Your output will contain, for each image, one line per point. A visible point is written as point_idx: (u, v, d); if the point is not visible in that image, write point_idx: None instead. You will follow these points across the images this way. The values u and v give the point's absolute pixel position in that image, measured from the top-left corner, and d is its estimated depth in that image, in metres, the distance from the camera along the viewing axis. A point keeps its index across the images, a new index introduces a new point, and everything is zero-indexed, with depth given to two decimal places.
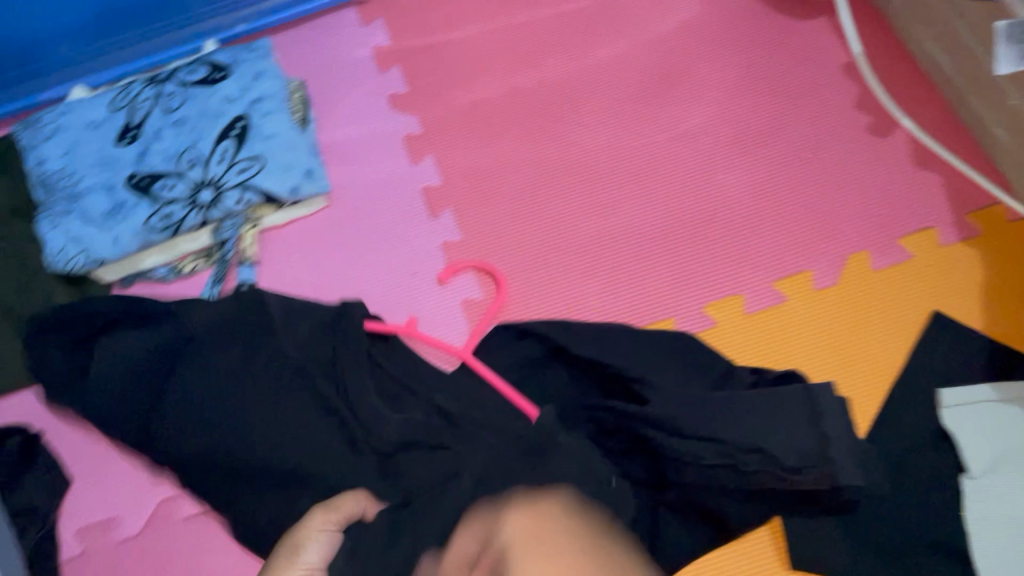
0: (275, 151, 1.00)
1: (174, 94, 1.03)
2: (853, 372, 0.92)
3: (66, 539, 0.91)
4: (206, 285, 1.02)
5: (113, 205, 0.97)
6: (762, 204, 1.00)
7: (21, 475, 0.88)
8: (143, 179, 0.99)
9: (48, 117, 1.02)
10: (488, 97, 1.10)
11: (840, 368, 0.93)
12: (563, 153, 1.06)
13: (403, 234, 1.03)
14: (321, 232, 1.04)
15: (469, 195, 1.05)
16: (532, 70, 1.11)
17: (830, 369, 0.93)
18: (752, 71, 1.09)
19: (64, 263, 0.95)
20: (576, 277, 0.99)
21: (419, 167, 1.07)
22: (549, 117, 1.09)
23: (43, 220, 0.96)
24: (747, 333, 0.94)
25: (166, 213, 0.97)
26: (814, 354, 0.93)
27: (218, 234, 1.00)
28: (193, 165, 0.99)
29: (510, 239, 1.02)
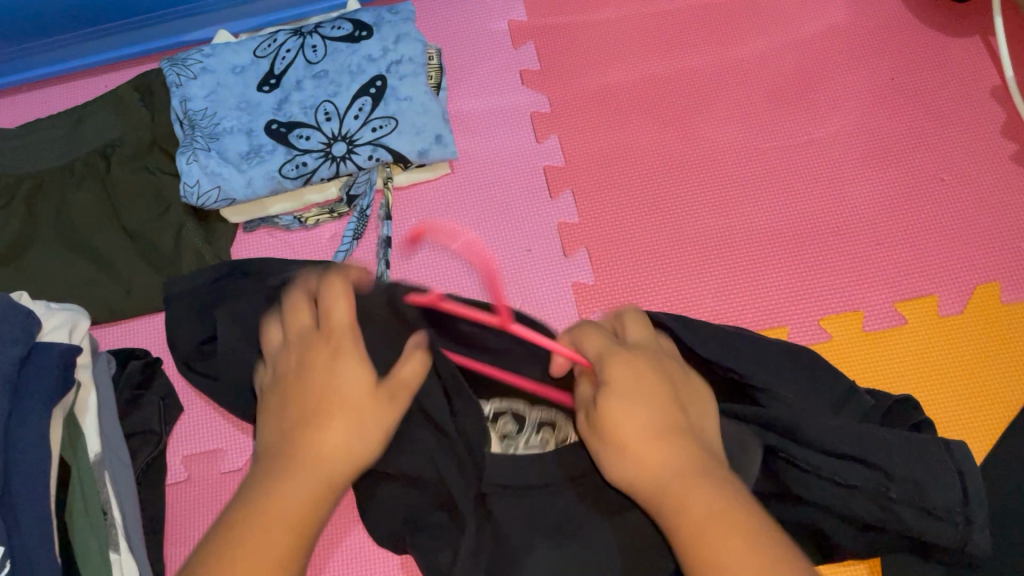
0: (409, 114, 1.02)
1: (318, 47, 1.06)
2: (969, 407, 0.90)
3: (172, 463, 0.95)
4: (327, 238, 1.04)
5: (250, 148, 1.01)
6: (889, 223, 0.99)
7: (139, 396, 0.92)
8: (280, 126, 1.02)
9: (195, 56, 1.05)
10: (619, 82, 1.10)
11: (958, 401, 0.90)
12: (691, 148, 1.05)
13: (520, 211, 1.03)
14: (442, 199, 1.05)
15: (591, 178, 1.04)
16: (666, 59, 1.10)
17: (950, 397, 0.90)
18: (893, 85, 1.06)
19: (198, 198, 0.98)
20: (692, 273, 0.98)
21: (545, 145, 1.07)
22: (679, 109, 1.07)
23: (183, 154, 0.99)
24: (867, 352, 0.92)
25: (300, 161, 1.01)
26: (934, 382, 0.91)
27: (348, 188, 1.03)
28: (330, 118, 1.02)
29: (627, 227, 1.01)
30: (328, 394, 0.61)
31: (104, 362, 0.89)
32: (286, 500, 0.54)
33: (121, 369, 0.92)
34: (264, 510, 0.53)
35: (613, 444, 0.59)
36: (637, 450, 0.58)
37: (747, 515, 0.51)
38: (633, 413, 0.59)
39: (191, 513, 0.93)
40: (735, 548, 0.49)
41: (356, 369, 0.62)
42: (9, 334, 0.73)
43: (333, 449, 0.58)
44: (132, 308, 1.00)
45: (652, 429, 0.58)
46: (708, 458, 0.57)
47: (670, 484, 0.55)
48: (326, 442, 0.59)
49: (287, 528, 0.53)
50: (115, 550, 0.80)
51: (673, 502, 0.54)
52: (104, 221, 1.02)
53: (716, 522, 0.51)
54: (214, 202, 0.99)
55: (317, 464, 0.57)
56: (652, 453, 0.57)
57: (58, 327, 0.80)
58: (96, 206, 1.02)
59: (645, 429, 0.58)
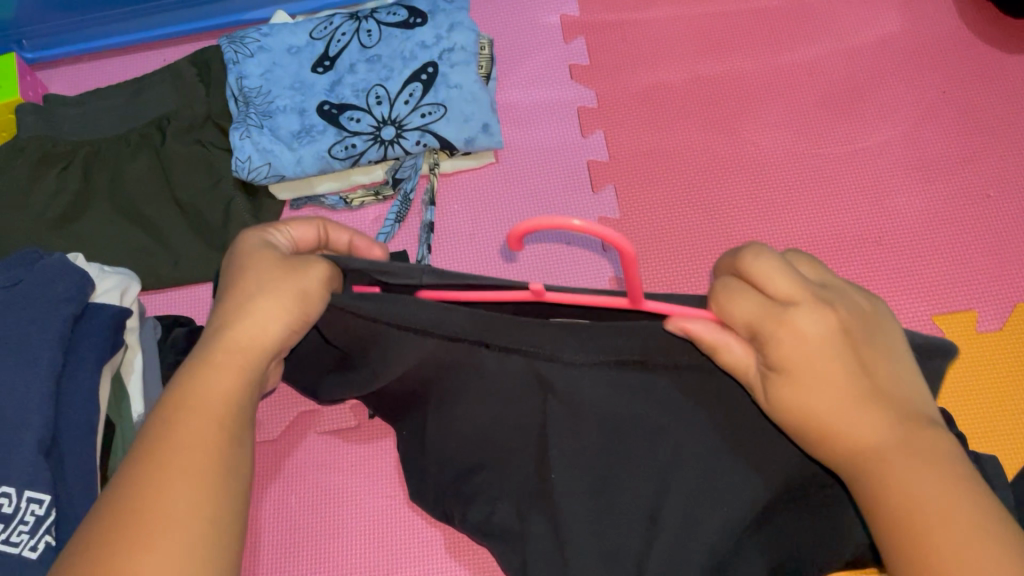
0: (459, 101, 1.03)
1: (372, 31, 1.07)
2: (1002, 424, 0.89)
3: None
4: (371, 219, 1.07)
5: (302, 128, 1.03)
6: (933, 236, 0.98)
7: (182, 361, 0.94)
8: (331, 108, 1.04)
9: (253, 35, 1.08)
10: (668, 81, 1.10)
11: (991, 418, 0.89)
12: (736, 150, 1.05)
13: (563, 204, 1.04)
14: (486, 188, 1.07)
15: (635, 175, 1.05)
16: (716, 61, 1.11)
17: (985, 414, 0.90)
18: (945, 98, 1.05)
19: (249, 172, 1.01)
20: None
21: (590, 140, 1.08)
22: (727, 111, 1.08)
23: (236, 130, 1.02)
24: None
25: (349, 143, 1.03)
26: (969, 397, 0.90)
27: (394, 172, 1.05)
28: (381, 102, 1.04)
29: (668, 226, 1.02)
30: (256, 283, 0.60)
31: (150, 328, 0.92)
32: (206, 397, 0.56)
33: (166, 335, 0.95)
34: (171, 415, 0.55)
35: (800, 426, 0.56)
36: (839, 428, 0.55)
37: (941, 437, 0.54)
38: (804, 326, 0.55)
39: None
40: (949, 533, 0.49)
41: (296, 270, 0.61)
42: (63, 293, 0.75)
43: (250, 334, 0.59)
44: (181, 277, 1.03)
45: (833, 349, 0.56)
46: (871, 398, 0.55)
47: (823, 418, 0.55)
48: (198, 406, 0.56)
49: (220, 424, 0.55)
50: None
51: (878, 469, 0.53)
52: (157, 191, 1.04)
53: (918, 474, 0.52)
54: (264, 178, 1.02)
55: (239, 347, 0.59)
56: (842, 394, 0.55)
57: (110, 290, 0.82)
58: (150, 176, 1.05)
59: (831, 376, 0.55)
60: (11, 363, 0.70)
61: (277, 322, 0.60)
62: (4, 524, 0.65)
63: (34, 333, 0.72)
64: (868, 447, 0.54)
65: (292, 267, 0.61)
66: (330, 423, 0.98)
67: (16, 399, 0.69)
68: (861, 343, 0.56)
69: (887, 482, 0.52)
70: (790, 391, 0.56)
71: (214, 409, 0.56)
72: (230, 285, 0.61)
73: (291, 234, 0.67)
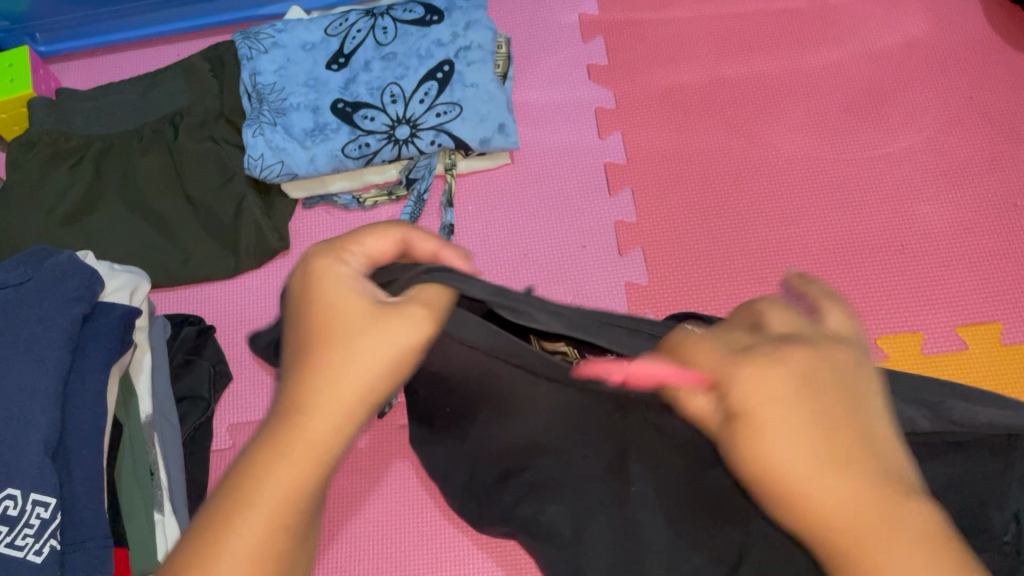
0: (474, 100, 1.01)
1: (388, 29, 1.06)
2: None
3: (219, 430, 0.97)
4: (383, 220, 1.06)
5: (315, 126, 1.02)
6: (957, 245, 0.96)
7: (191, 361, 0.94)
8: (345, 106, 1.02)
9: (267, 31, 1.07)
10: (687, 83, 1.08)
11: None
12: (757, 154, 1.03)
13: (579, 206, 1.03)
14: (501, 189, 1.05)
15: (653, 178, 1.03)
16: (737, 63, 1.09)
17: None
18: (970, 104, 1.03)
19: (261, 170, 1.00)
20: (749, 281, 0.97)
21: (607, 142, 1.06)
22: (748, 114, 1.06)
23: (249, 127, 1.01)
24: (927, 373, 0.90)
25: (363, 142, 1.01)
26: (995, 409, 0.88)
27: (407, 172, 1.04)
28: (395, 100, 1.02)
29: (686, 230, 1.00)
30: (349, 338, 0.45)
31: (161, 327, 0.91)
32: (277, 494, 0.42)
33: (175, 335, 0.94)
34: (256, 482, 0.42)
35: (756, 474, 0.42)
36: (806, 486, 0.40)
37: (925, 507, 0.40)
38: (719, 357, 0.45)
39: None
40: None
41: (394, 324, 0.45)
42: (72, 292, 0.74)
43: (349, 395, 0.44)
44: (191, 275, 1.02)
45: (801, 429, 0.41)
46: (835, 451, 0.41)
47: (787, 475, 0.41)
48: (279, 458, 0.42)
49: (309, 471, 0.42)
50: (158, 511, 0.81)
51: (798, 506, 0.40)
52: (169, 188, 1.03)
53: (836, 487, 0.40)
54: (276, 176, 1.00)
55: (315, 441, 0.43)
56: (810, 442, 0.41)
57: (119, 289, 0.82)
58: (162, 172, 1.04)
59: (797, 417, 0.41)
60: (19, 362, 0.69)
61: (366, 390, 0.45)
62: (8, 526, 0.64)
63: (42, 332, 0.71)
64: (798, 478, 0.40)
65: (390, 315, 0.45)
66: None
67: (23, 399, 0.67)
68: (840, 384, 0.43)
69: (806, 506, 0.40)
70: (748, 406, 0.42)
71: (285, 496, 0.42)
72: (311, 334, 0.46)
73: (362, 248, 0.49)
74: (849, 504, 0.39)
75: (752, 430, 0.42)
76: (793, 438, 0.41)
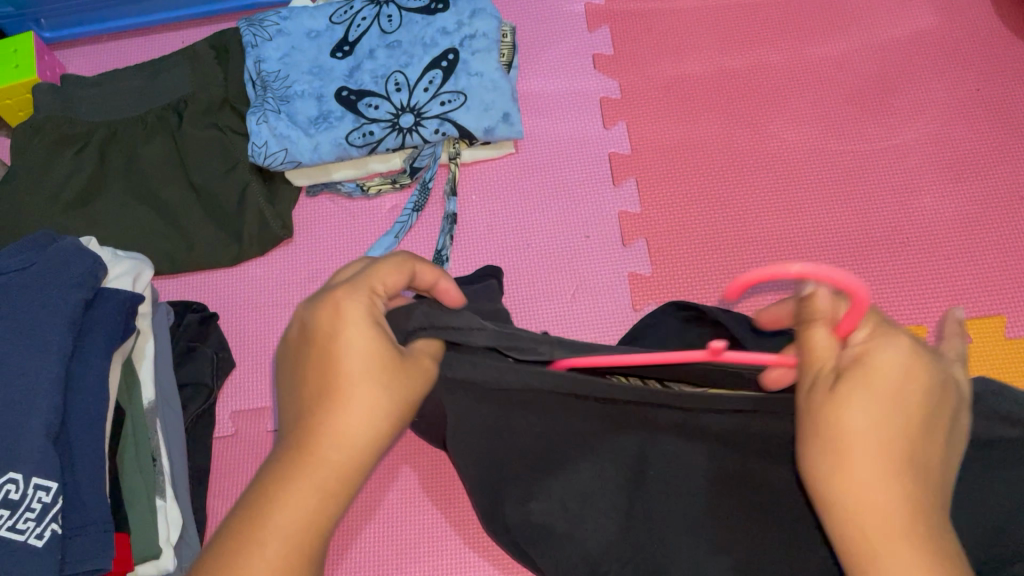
0: (479, 89, 1.01)
1: (393, 17, 1.06)
2: None
3: (221, 418, 0.97)
4: (388, 209, 1.06)
5: (320, 114, 1.02)
6: (962, 238, 0.96)
7: (194, 349, 0.94)
8: (350, 94, 1.02)
9: (272, 18, 1.06)
10: (693, 73, 1.08)
11: None
12: (762, 145, 1.03)
13: (582, 196, 1.02)
14: (505, 178, 1.05)
15: (657, 168, 1.03)
16: (742, 53, 1.08)
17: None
18: (977, 95, 1.02)
19: (265, 158, 1.00)
20: (753, 272, 0.96)
21: (612, 132, 1.05)
22: (753, 104, 1.05)
23: (253, 114, 1.00)
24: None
25: (367, 130, 1.01)
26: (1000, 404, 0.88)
27: (411, 161, 1.04)
28: (400, 88, 1.02)
29: (690, 221, 1.00)
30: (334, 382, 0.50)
31: (164, 314, 0.91)
32: (290, 527, 0.47)
33: (178, 323, 0.95)
34: (265, 515, 0.47)
35: (825, 449, 0.46)
36: (858, 468, 0.45)
37: (947, 545, 0.43)
38: (882, 367, 0.47)
39: (234, 468, 0.95)
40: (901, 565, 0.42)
41: (408, 373, 0.52)
42: (76, 277, 0.74)
43: (356, 434, 0.50)
44: (195, 262, 1.02)
45: (884, 430, 0.45)
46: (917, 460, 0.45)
47: (852, 446, 0.45)
48: (288, 504, 0.47)
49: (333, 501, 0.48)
50: (160, 497, 0.81)
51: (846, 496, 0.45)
52: (172, 175, 1.03)
53: (884, 499, 0.44)
54: (280, 164, 1.00)
55: (333, 468, 0.49)
56: (886, 441, 0.45)
57: (123, 275, 0.82)
58: (166, 159, 1.04)
59: (874, 422, 0.45)
60: (21, 347, 0.69)
61: (377, 434, 0.51)
62: (9, 511, 0.64)
63: (45, 316, 0.71)
64: (865, 456, 0.45)
65: (405, 370, 0.52)
66: None
67: (26, 384, 0.68)
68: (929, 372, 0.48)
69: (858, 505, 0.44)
70: (852, 393, 0.46)
71: (309, 518, 0.47)
72: (327, 375, 0.51)
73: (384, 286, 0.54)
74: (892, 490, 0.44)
75: (843, 395, 0.46)
76: (877, 420, 0.45)
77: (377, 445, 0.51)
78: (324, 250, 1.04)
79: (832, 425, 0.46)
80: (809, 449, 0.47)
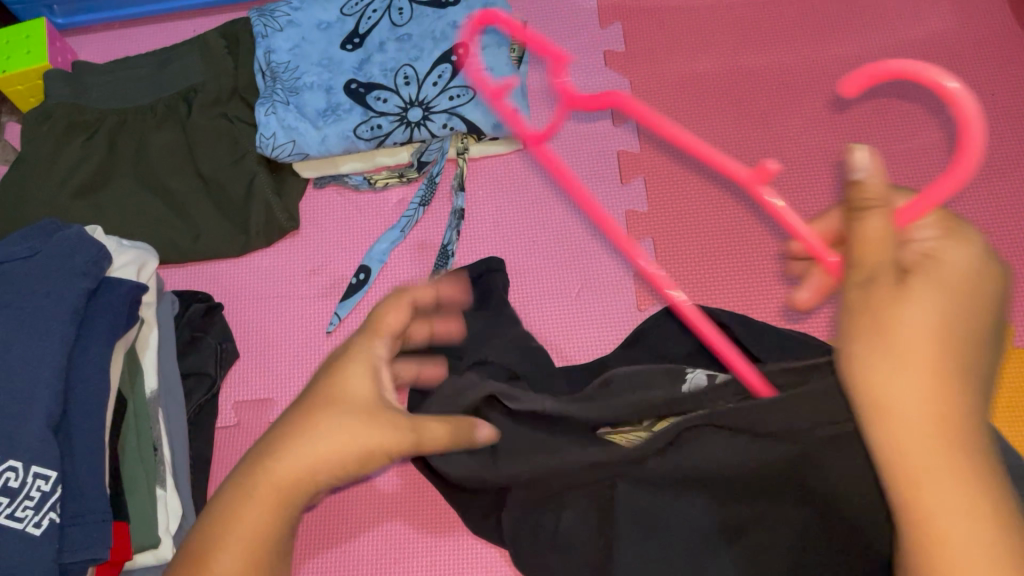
0: (488, 84, 1.00)
1: (403, 10, 1.05)
2: None
3: (224, 408, 0.97)
4: (394, 203, 1.05)
5: (328, 106, 1.01)
6: None
7: (198, 339, 0.94)
8: (359, 87, 1.02)
9: (283, 9, 1.06)
10: (705, 72, 1.07)
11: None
12: (773, 145, 1.02)
13: (589, 193, 1.02)
14: (512, 174, 1.04)
15: (666, 167, 1.02)
16: (755, 52, 1.07)
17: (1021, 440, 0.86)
18: (992, 100, 1.01)
19: (272, 149, 0.99)
20: (760, 274, 0.96)
21: (621, 130, 1.05)
22: (764, 105, 1.04)
23: (262, 105, 1.00)
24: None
25: (375, 123, 1.01)
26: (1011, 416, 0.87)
27: (419, 155, 1.03)
28: (409, 82, 1.02)
29: (696, 221, 0.99)
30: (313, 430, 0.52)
31: (168, 303, 0.92)
32: (248, 529, 0.50)
33: (183, 311, 0.95)
34: (226, 520, 0.50)
35: (864, 393, 0.45)
36: (890, 388, 0.44)
37: (982, 480, 0.42)
38: (910, 310, 0.45)
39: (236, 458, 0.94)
40: (947, 496, 0.42)
41: (369, 401, 0.54)
42: (80, 266, 0.74)
43: (298, 469, 0.51)
44: (201, 251, 1.02)
45: (953, 395, 0.44)
46: (948, 363, 0.44)
47: (904, 350, 0.44)
48: (247, 521, 0.50)
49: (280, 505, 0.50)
50: (161, 486, 0.81)
51: (907, 482, 0.43)
52: (181, 163, 1.03)
53: (926, 447, 0.43)
54: (288, 155, 1.00)
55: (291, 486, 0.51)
56: (933, 415, 0.43)
57: (127, 265, 0.82)
58: (175, 148, 1.04)
59: (920, 390, 0.43)
60: (23, 336, 0.70)
61: (335, 464, 0.52)
62: (8, 498, 0.65)
63: (47, 305, 0.71)
64: (904, 405, 0.43)
65: (360, 399, 0.53)
66: None
67: (27, 372, 0.68)
68: (964, 303, 0.46)
69: (915, 486, 0.43)
70: (917, 285, 0.46)
71: (262, 531, 0.50)
72: (305, 409, 0.53)
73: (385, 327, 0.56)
74: (919, 403, 0.43)
75: (896, 297, 0.46)
76: (941, 325, 0.45)
77: (338, 467, 0.52)
78: (330, 242, 1.04)
79: (888, 323, 0.45)
80: (853, 360, 0.46)
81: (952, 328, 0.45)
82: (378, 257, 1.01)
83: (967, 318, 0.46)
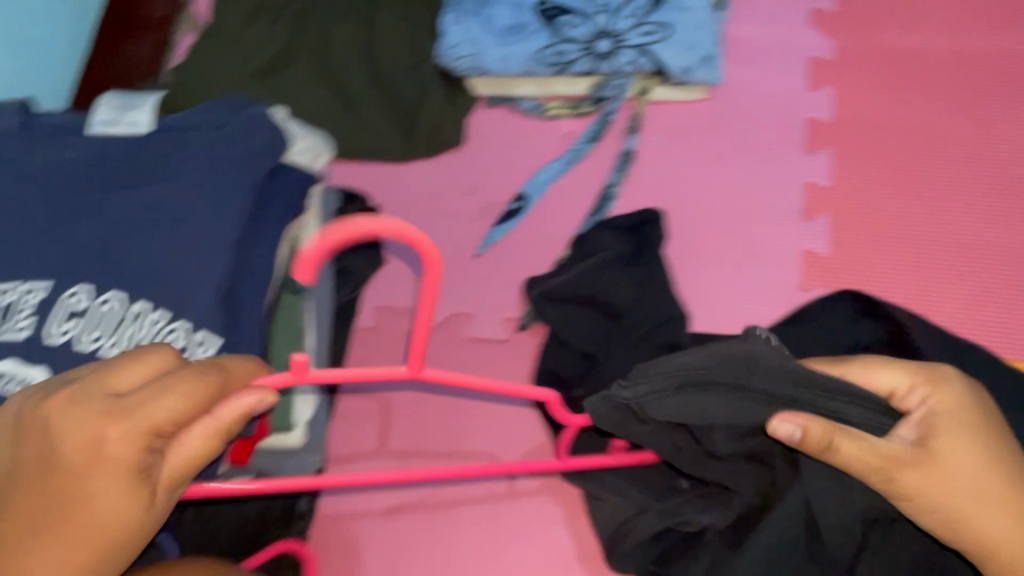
0: (684, 26, 0.96)
1: None
2: None
3: (365, 310, 0.98)
4: (563, 133, 1.02)
5: (517, 23, 0.98)
6: None
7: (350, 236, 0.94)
8: (550, 8, 0.99)
9: None
10: (917, 50, 0.99)
11: None
12: (979, 140, 0.94)
13: (769, 157, 0.96)
14: (689, 123, 0.99)
15: (857, 143, 0.95)
16: (975, 39, 0.99)
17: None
18: None
19: (453, 60, 0.97)
20: (944, 274, 0.88)
21: (815, 96, 0.98)
22: (976, 95, 0.96)
23: (450, 15, 0.99)
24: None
25: (560, 49, 0.97)
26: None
27: (597, 89, 1.00)
28: (603, 11, 0.97)
29: (881, 205, 0.92)
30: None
31: (329, 195, 0.91)
32: (77, 555, 0.48)
33: (340, 207, 0.95)
34: (69, 517, 0.48)
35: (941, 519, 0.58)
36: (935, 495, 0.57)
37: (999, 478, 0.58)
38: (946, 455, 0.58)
39: (369, 360, 0.95)
40: (991, 528, 0.57)
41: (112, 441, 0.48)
42: (262, 147, 0.74)
43: (117, 511, 0.48)
44: (363, 148, 1.01)
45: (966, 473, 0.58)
46: (1004, 467, 0.59)
47: (964, 516, 0.57)
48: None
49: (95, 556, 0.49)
50: None
51: (963, 526, 0.58)
52: (358, 60, 1.03)
53: (983, 502, 0.57)
54: (466, 69, 0.98)
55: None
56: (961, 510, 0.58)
57: (303, 151, 0.82)
58: (356, 44, 1.03)
59: (978, 486, 0.57)
60: (206, 203, 0.70)
61: (83, 562, 0.48)
62: None
63: (231, 178, 0.72)
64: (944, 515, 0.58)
65: (68, 490, 0.48)
66: (481, 330, 0.95)
67: (205, 239, 0.69)
68: (984, 418, 0.60)
69: (956, 519, 0.57)
70: (940, 459, 0.57)
71: (84, 556, 0.48)
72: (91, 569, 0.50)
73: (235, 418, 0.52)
74: (987, 486, 0.58)
75: (924, 478, 0.57)
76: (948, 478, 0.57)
77: (128, 525, 0.49)
78: (491, 164, 1.02)
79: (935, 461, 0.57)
80: (922, 516, 0.58)
81: (972, 471, 0.57)
82: (538, 187, 0.98)
83: (995, 467, 0.58)
